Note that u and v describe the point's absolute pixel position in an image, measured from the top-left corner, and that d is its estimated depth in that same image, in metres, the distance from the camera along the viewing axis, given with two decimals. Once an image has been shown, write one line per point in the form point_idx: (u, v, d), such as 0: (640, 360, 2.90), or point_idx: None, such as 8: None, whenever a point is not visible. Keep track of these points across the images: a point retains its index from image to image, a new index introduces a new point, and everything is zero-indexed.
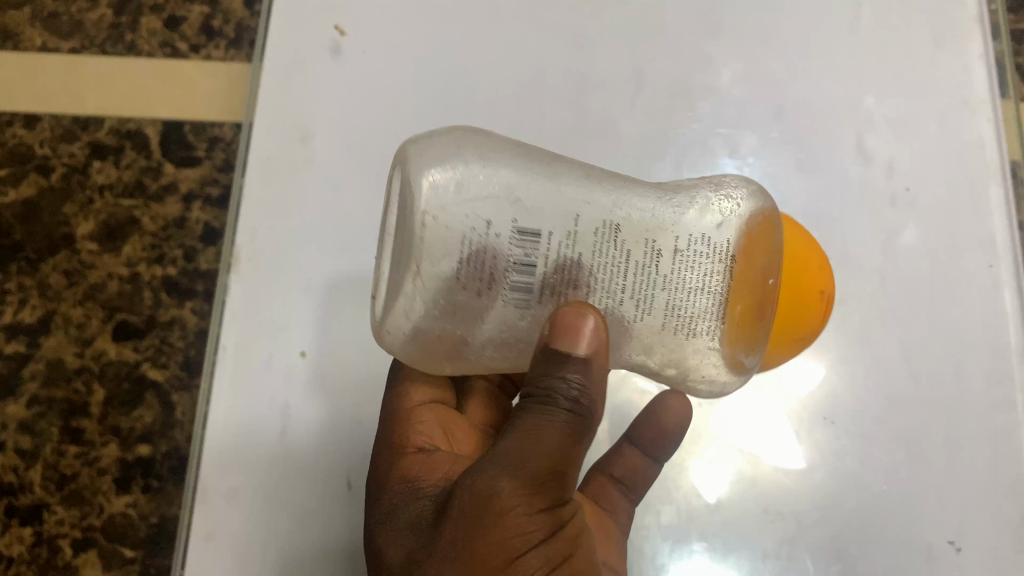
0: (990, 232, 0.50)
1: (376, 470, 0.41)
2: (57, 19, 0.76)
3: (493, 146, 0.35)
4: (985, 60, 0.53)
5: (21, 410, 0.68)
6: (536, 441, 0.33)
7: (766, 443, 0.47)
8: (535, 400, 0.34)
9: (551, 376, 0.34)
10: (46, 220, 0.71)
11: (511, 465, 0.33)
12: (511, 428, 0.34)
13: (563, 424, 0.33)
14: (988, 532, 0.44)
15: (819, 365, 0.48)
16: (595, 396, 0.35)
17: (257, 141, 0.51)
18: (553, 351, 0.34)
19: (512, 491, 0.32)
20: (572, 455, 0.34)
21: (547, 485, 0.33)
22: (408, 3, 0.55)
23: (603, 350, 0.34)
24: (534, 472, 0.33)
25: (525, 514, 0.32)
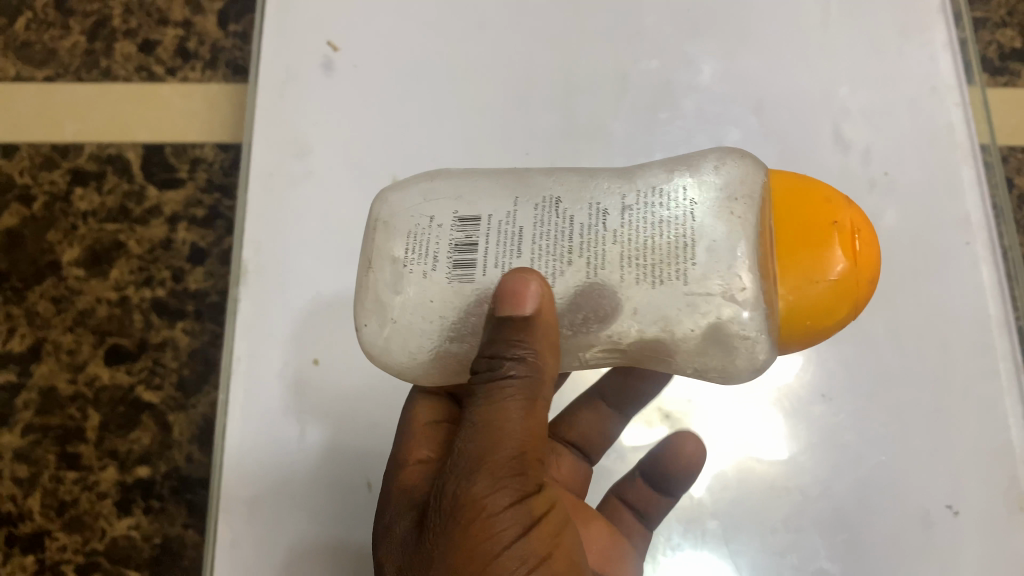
0: (965, 211, 0.52)
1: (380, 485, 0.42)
2: (30, 48, 0.76)
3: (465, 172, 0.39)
4: (949, 48, 0.56)
5: (16, 439, 0.68)
6: (501, 431, 0.35)
7: (750, 431, 0.49)
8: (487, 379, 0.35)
9: (501, 352, 0.35)
10: (31, 249, 0.72)
11: (481, 465, 0.34)
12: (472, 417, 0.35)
13: (521, 405, 0.35)
14: (981, 495, 0.47)
15: (797, 356, 0.50)
16: (548, 364, 0.36)
17: (257, 158, 0.53)
18: (503, 320, 0.34)
19: (486, 497, 0.34)
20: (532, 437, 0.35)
21: (514, 476, 0.34)
22: (397, 18, 0.56)
23: (552, 311, 0.34)
24: (494, 467, 0.34)
25: (498, 507, 0.34)
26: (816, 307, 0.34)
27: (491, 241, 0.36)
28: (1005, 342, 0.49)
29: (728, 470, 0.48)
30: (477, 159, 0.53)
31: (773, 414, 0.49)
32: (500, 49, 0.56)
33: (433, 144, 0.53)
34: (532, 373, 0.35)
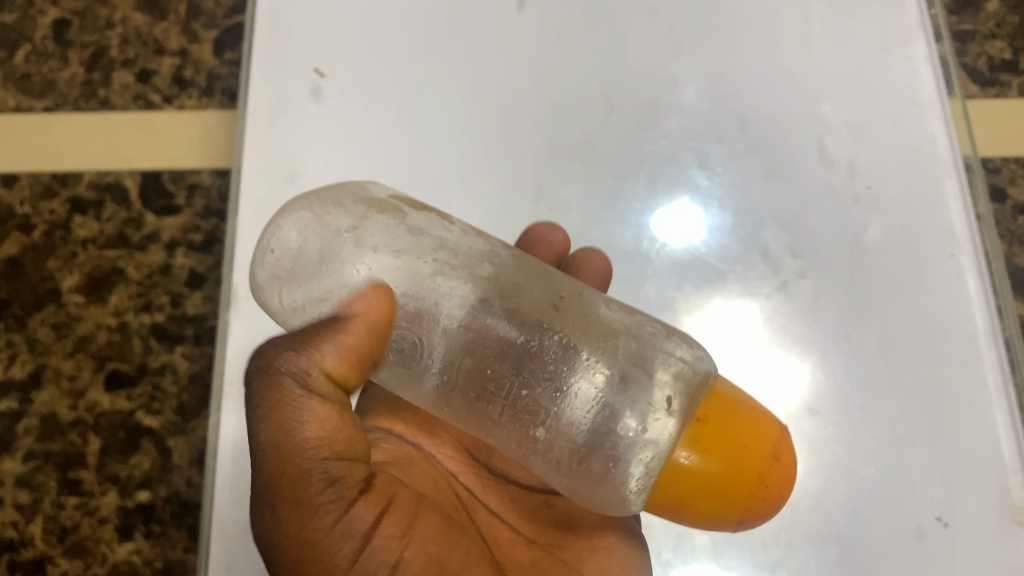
0: (949, 223, 0.53)
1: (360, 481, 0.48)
2: (30, 80, 0.77)
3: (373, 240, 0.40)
4: (930, 62, 0.57)
5: (17, 466, 0.68)
6: (285, 436, 0.37)
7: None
8: (263, 372, 0.38)
9: (280, 351, 0.37)
10: (31, 277, 0.72)
11: (292, 502, 0.37)
12: (256, 439, 0.38)
13: (312, 406, 0.37)
14: (973, 507, 0.47)
15: (782, 378, 0.50)
16: (302, 409, 0.37)
17: (247, 182, 0.53)
18: (302, 334, 0.38)
19: (314, 517, 0.38)
20: (275, 470, 0.37)
21: (326, 489, 0.38)
22: (385, 43, 0.57)
23: (284, 398, 0.37)
24: (306, 497, 0.37)
25: (320, 511, 0.38)
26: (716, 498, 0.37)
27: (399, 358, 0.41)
28: (992, 353, 0.50)
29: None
30: (467, 180, 0.54)
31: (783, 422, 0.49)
32: (486, 72, 0.57)
33: (425, 166, 0.54)
34: (302, 360, 0.37)
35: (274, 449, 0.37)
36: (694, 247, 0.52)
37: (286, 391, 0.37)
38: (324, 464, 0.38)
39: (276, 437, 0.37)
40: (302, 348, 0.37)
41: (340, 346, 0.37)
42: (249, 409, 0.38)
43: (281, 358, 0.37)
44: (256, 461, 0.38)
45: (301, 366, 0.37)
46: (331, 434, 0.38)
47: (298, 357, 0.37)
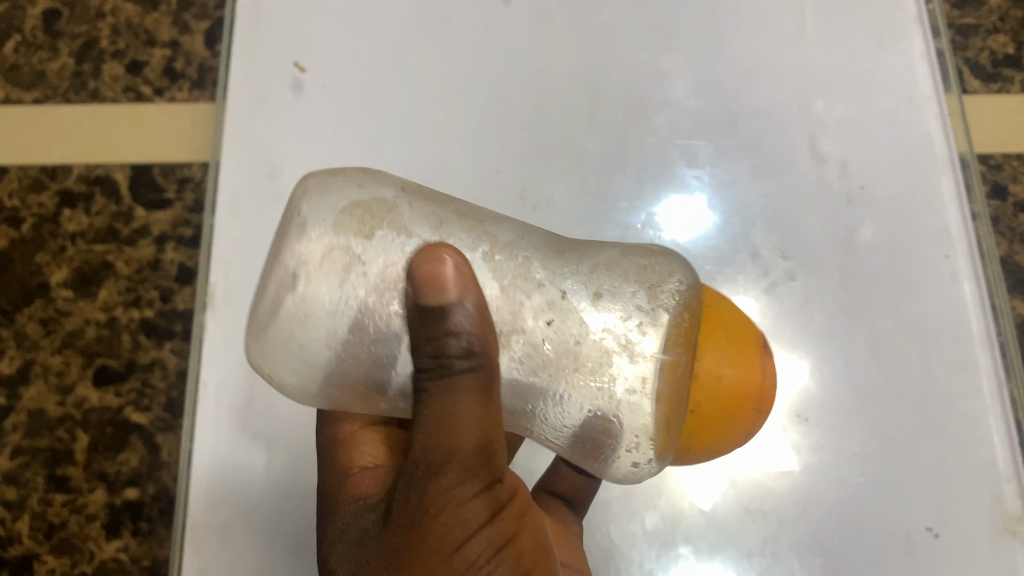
0: (945, 223, 0.52)
1: (324, 494, 0.41)
2: (18, 71, 0.73)
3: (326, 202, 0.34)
4: (927, 57, 0.56)
5: (4, 462, 0.64)
6: (450, 415, 0.32)
7: (753, 435, 0.48)
8: (429, 363, 0.33)
9: (438, 325, 0.32)
10: (19, 271, 0.68)
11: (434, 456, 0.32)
12: (420, 410, 0.33)
13: (469, 384, 0.32)
14: (965, 519, 0.46)
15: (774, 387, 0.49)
16: (454, 394, 0.32)
17: (224, 181, 0.52)
18: (424, 305, 0.32)
19: (451, 484, 0.32)
20: (448, 466, 0.32)
21: (477, 471, 0.33)
22: (367, 38, 0.56)
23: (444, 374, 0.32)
24: (456, 459, 0.32)
25: (461, 505, 0.32)
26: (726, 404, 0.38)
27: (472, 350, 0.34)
28: (988, 357, 0.49)
29: (733, 475, 0.47)
30: (449, 178, 0.52)
31: (778, 426, 0.48)
32: (469, 67, 0.55)
33: (405, 163, 0.53)
34: (478, 338, 0.32)
35: (447, 446, 0.32)
36: (682, 244, 0.51)
37: (455, 376, 0.32)
38: (478, 451, 0.32)
39: (438, 434, 0.32)
40: (443, 332, 0.32)
41: (477, 319, 0.32)
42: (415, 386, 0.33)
43: (427, 337, 0.32)
44: (416, 418, 0.33)
45: (466, 351, 0.32)
46: (494, 426, 0.33)
47: (483, 344, 0.32)
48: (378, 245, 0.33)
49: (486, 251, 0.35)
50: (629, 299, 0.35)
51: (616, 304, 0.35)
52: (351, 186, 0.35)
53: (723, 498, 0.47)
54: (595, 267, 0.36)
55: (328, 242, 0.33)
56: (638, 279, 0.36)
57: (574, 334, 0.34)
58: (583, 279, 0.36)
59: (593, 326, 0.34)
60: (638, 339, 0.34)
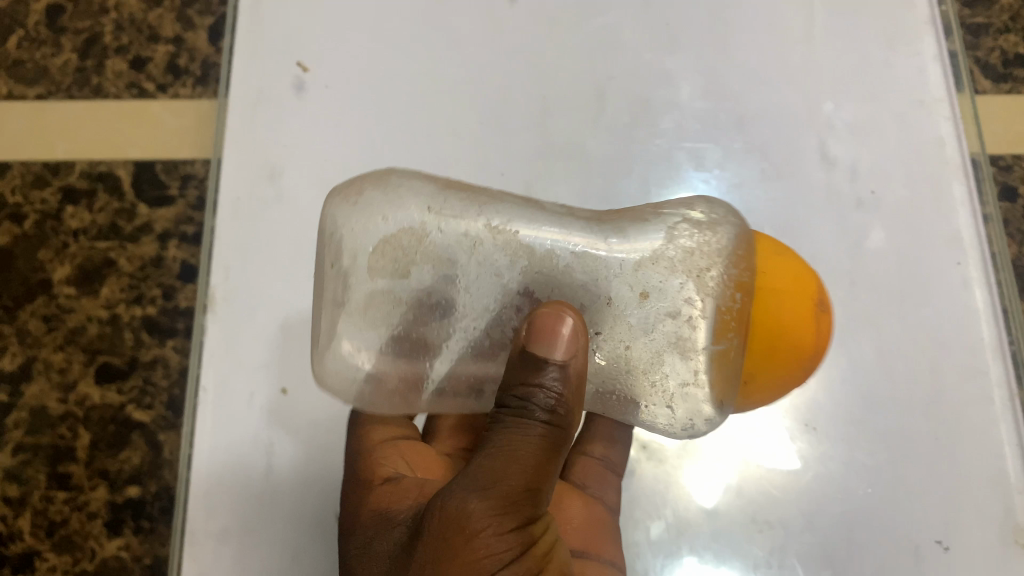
0: (956, 229, 0.51)
1: (347, 509, 0.41)
2: (22, 66, 0.72)
3: (355, 224, 0.37)
4: (939, 59, 0.55)
5: (6, 459, 0.64)
6: (513, 456, 0.33)
7: (756, 437, 0.48)
8: (511, 408, 0.34)
9: (531, 380, 0.34)
10: (21, 267, 0.67)
11: (484, 484, 0.32)
12: (486, 443, 0.34)
13: (539, 437, 0.33)
14: (974, 529, 0.45)
15: (781, 394, 0.49)
16: (521, 440, 0.33)
17: (227, 181, 0.52)
18: (531, 354, 0.34)
19: (481, 513, 0.32)
20: (494, 492, 0.32)
21: (519, 509, 0.32)
22: (371, 37, 0.55)
23: (519, 418, 0.34)
24: (503, 490, 0.32)
25: (495, 535, 0.31)
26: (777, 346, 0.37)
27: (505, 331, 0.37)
28: (1000, 367, 0.48)
29: (733, 477, 0.47)
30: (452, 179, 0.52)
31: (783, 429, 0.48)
32: (475, 68, 0.55)
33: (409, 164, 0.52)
34: (561, 395, 0.34)
35: (497, 475, 0.32)
36: None
37: (529, 423, 0.33)
38: (528, 494, 0.33)
39: (492, 462, 0.33)
40: (534, 382, 0.34)
41: (569, 386, 0.34)
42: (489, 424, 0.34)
43: (518, 379, 0.34)
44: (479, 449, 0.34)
45: (549, 402, 0.34)
46: (546, 476, 0.33)
47: (564, 403, 0.34)
48: (409, 283, 0.37)
49: (521, 266, 0.38)
50: (676, 296, 0.36)
51: (662, 303, 0.36)
52: (375, 201, 0.38)
53: (728, 504, 0.47)
54: (637, 261, 0.37)
55: (367, 290, 0.37)
56: (685, 269, 0.36)
57: (624, 340, 0.37)
58: (631, 277, 0.37)
59: (640, 330, 0.36)
60: (685, 334, 0.36)
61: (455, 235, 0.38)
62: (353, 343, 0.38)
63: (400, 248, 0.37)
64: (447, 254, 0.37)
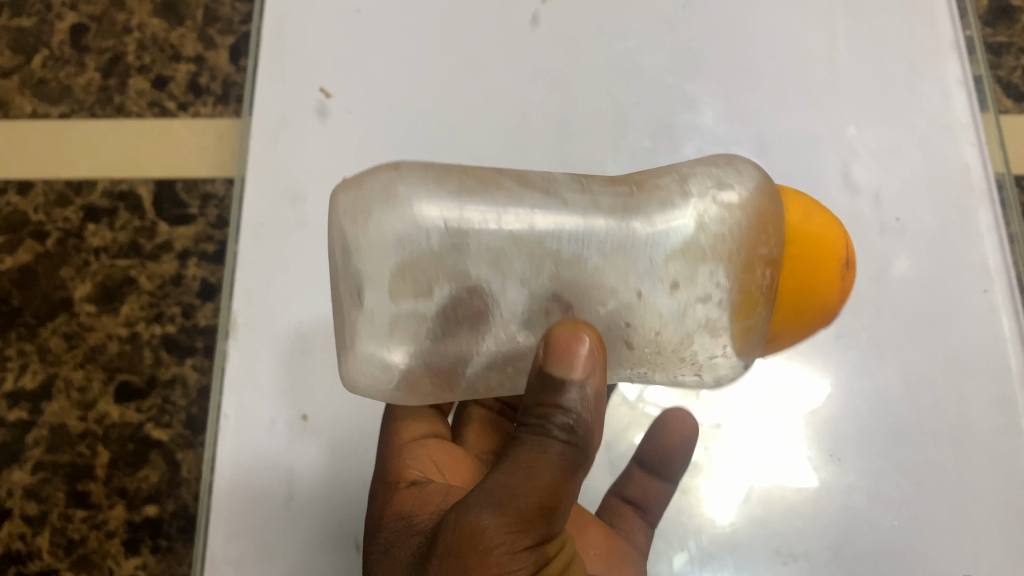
0: (982, 256, 0.50)
1: (373, 509, 0.40)
2: (45, 85, 0.73)
3: (372, 243, 0.32)
4: (964, 84, 0.55)
5: (26, 477, 0.64)
6: (529, 473, 0.32)
7: (774, 448, 0.47)
8: (530, 428, 0.34)
9: (549, 403, 0.33)
10: (43, 285, 0.68)
11: (500, 500, 0.32)
12: (505, 461, 0.33)
13: (556, 456, 0.33)
14: (1003, 563, 0.44)
15: (804, 418, 0.48)
16: (533, 458, 0.33)
17: (248, 205, 0.52)
18: (548, 375, 0.33)
19: (497, 528, 0.31)
20: (510, 508, 0.32)
21: (533, 528, 0.32)
22: (392, 61, 0.56)
23: (538, 440, 0.33)
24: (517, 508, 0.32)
25: (509, 552, 0.31)
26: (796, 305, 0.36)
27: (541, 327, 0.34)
28: None
29: (752, 488, 0.47)
30: None
31: (803, 440, 0.47)
32: (496, 92, 0.55)
33: None
34: (580, 415, 0.33)
35: (513, 491, 0.32)
36: None
37: (548, 443, 0.33)
38: (543, 513, 0.32)
39: (510, 478, 0.32)
40: (554, 403, 0.33)
41: (589, 402, 0.33)
42: (510, 443, 0.34)
43: (536, 395, 0.33)
44: (496, 466, 0.33)
45: (567, 419, 0.33)
46: (562, 494, 0.33)
47: (582, 421, 0.34)
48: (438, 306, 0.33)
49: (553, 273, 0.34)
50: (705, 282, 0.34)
51: (695, 292, 0.34)
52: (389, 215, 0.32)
53: (750, 535, 0.46)
54: (669, 253, 0.34)
55: (392, 315, 0.32)
56: (715, 257, 0.34)
57: (656, 328, 0.34)
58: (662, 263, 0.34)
59: (671, 317, 0.34)
60: (717, 317, 0.34)
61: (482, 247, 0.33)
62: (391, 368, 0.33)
63: (421, 275, 0.32)
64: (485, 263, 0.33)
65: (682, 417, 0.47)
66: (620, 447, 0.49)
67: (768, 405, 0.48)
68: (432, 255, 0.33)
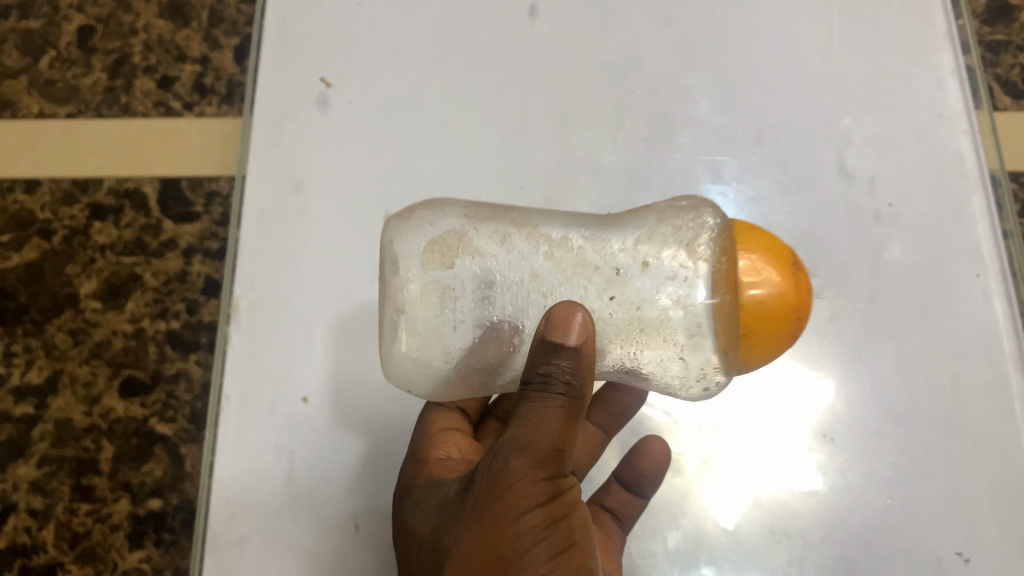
0: (976, 242, 0.51)
1: (402, 479, 0.43)
2: (53, 86, 0.74)
3: (416, 214, 0.39)
4: (957, 73, 0.55)
5: (31, 470, 0.64)
6: (537, 425, 0.34)
7: (772, 438, 0.48)
8: (532, 385, 0.35)
9: (543, 361, 0.35)
10: (49, 282, 0.68)
11: (518, 448, 0.34)
12: (514, 415, 0.35)
13: (560, 408, 0.34)
14: (995, 542, 0.45)
15: (807, 407, 0.48)
16: (540, 411, 0.34)
17: (250, 195, 0.53)
18: (545, 342, 0.34)
19: (520, 471, 0.34)
20: (527, 454, 0.34)
21: (544, 469, 0.34)
22: (394, 54, 0.56)
23: (541, 391, 0.35)
24: (531, 454, 0.34)
25: (531, 489, 0.34)
26: (760, 323, 0.37)
27: (512, 299, 0.37)
28: (1020, 379, 0.48)
29: (751, 472, 0.47)
30: (471, 192, 0.53)
31: (799, 439, 0.48)
32: (495, 83, 0.55)
33: (429, 176, 0.53)
34: (575, 369, 0.35)
35: (526, 439, 0.34)
36: None
37: (550, 395, 0.34)
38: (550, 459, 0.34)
39: (525, 432, 0.34)
40: (550, 360, 0.34)
41: (584, 363, 0.35)
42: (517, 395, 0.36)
43: (534, 351, 0.35)
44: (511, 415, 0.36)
45: (565, 377, 0.34)
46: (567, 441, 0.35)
47: (581, 379, 0.35)
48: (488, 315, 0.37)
49: (546, 251, 0.38)
50: (671, 263, 0.37)
51: (663, 268, 0.37)
52: (418, 211, 0.40)
53: (744, 514, 0.46)
54: (638, 237, 0.38)
55: (421, 281, 0.37)
56: (676, 240, 0.37)
57: (637, 306, 0.37)
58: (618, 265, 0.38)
59: (616, 253, 0.38)
60: (686, 293, 0.36)
61: (489, 232, 0.39)
62: (406, 342, 0.37)
63: (440, 238, 0.38)
64: (493, 262, 0.38)
65: (656, 440, 0.46)
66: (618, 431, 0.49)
67: (762, 399, 0.48)
68: (449, 234, 0.38)
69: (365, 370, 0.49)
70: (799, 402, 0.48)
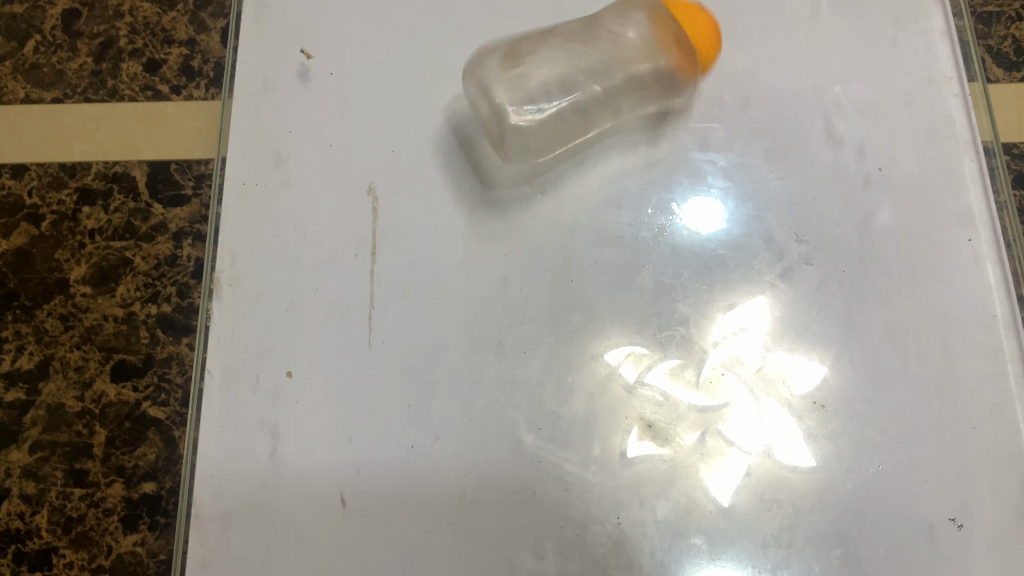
0: (967, 206, 0.50)
1: None
2: (38, 70, 0.73)
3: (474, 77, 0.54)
4: (947, 36, 0.55)
5: (23, 456, 0.63)
6: None
7: (762, 406, 0.47)
8: None
9: None
10: (39, 267, 0.67)
11: None
12: None
13: None
14: (988, 507, 0.45)
15: (796, 374, 0.47)
16: None
17: (231, 170, 0.52)
18: None
19: None
20: None
21: None
22: (376, 27, 0.56)
23: None
24: None
25: None
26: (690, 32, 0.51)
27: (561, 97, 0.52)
28: (1015, 344, 0.47)
29: (741, 440, 0.46)
30: (455, 164, 0.52)
31: (787, 412, 0.47)
32: (478, 55, 0.55)
33: (412, 148, 0.52)
34: None
35: None
36: (703, 235, 0.50)
37: None
38: None
39: None
40: None
41: None
42: None
43: None
44: None
45: None
46: None
47: None
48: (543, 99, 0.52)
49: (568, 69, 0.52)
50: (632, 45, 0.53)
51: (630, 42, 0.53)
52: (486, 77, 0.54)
53: (735, 483, 0.45)
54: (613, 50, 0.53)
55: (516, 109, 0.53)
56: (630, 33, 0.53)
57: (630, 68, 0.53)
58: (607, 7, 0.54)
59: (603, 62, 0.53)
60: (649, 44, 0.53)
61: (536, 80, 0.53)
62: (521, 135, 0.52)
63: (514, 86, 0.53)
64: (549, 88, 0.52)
65: None
66: (604, 400, 0.47)
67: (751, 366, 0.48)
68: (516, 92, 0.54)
69: (347, 343, 0.49)
70: (787, 370, 0.47)
